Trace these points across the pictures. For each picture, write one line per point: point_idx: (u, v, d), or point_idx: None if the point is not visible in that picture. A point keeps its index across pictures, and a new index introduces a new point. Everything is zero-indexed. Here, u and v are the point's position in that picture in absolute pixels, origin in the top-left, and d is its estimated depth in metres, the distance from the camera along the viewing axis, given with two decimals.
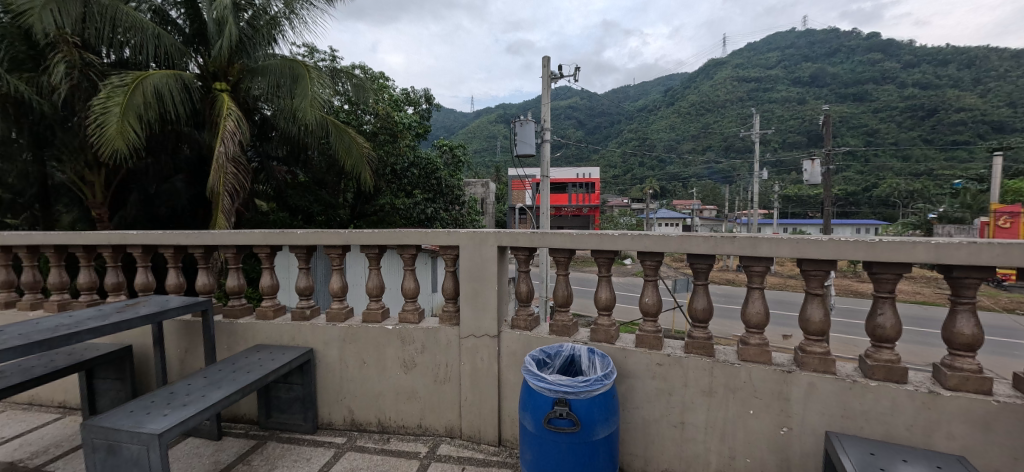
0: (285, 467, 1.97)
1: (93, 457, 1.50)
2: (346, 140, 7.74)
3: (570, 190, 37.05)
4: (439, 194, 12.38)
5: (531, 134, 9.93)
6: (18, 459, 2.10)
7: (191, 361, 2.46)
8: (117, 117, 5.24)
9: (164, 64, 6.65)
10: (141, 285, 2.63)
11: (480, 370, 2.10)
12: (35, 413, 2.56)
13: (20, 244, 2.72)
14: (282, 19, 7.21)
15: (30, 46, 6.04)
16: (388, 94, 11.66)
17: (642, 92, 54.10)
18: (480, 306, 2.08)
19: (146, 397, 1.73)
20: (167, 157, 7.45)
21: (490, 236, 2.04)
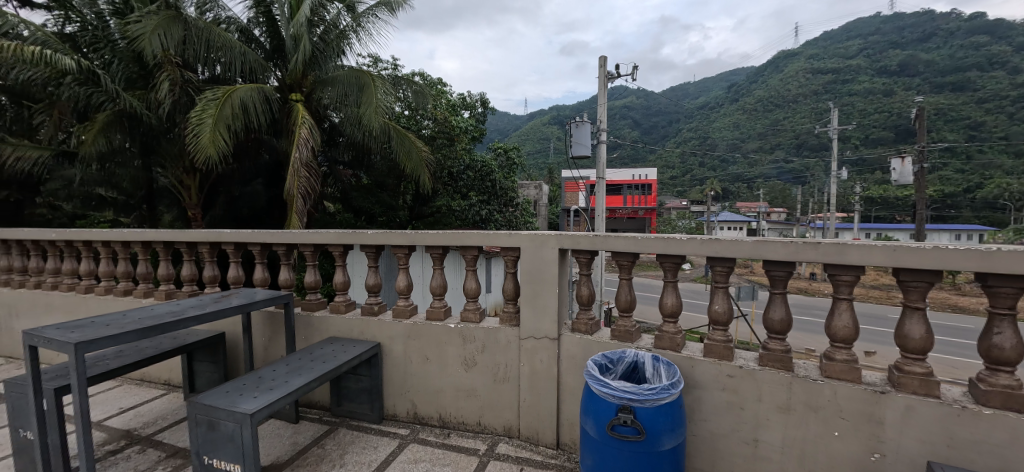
0: (355, 454, 2.09)
1: (195, 430, 1.69)
2: (406, 145, 8.09)
3: (626, 191, 36.15)
4: (493, 196, 12.62)
5: (587, 135, 9.75)
6: (133, 428, 2.41)
7: (273, 349, 2.69)
8: (210, 127, 5.85)
9: (249, 78, 7.33)
10: (234, 278, 2.91)
11: (539, 372, 2.10)
12: (146, 389, 2.92)
13: (136, 240, 3.11)
14: (350, 32, 7.66)
15: (142, 67, 6.86)
16: (445, 99, 12.03)
17: (703, 89, 51.54)
18: (540, 309, 2.08)
19: (238, 380, 1.91)
20: (250, 163, 8.20)
21: (550, 238, 2.04)
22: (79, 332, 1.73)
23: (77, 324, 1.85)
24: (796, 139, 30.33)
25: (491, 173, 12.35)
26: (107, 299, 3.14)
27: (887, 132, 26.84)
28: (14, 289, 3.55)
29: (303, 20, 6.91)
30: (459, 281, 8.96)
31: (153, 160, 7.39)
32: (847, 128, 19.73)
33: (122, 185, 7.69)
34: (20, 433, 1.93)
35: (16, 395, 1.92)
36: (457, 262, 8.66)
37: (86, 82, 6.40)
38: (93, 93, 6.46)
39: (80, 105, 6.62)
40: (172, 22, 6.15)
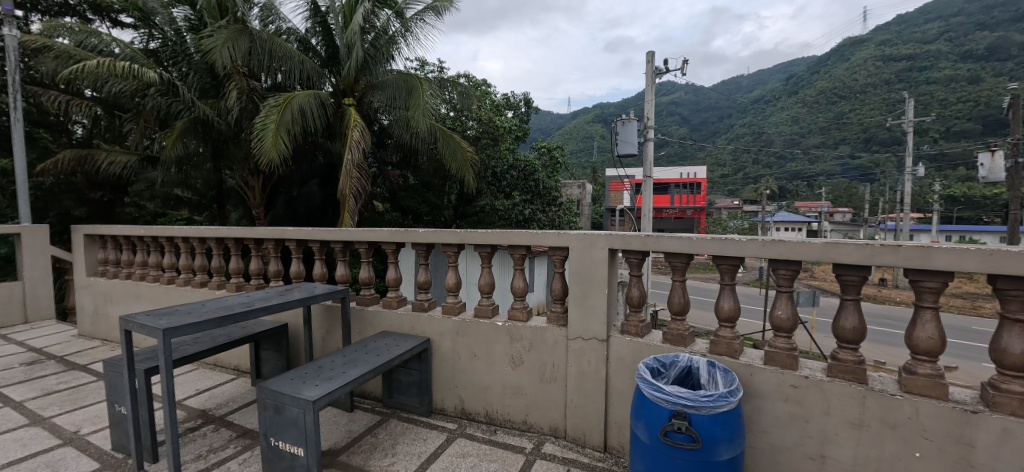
0: (406, 444, 2.16)
1: (263, 414, 1.81)
2: (452, 145, 8.27)
3: (673, 190, 34.94)
4: (537, 196, 12.63)
5: (633, 133, 9.48)
6: (209, 408, 2.62)
7: (330, 341, 2.84)
8: (272, 132, 6.26)
9: (307, 85, 7.77)
10: (296, 273, 3.10)
11: (586, 373, 2.08)
12: (218, 373, 3.18)
13: (211, 237, 3.38)
14: (398, 37, 7.92)
15: (213, 77, 7.50)
16: (489, 100, 12.18)
17: (758, 82, 48.77)
18: (588, 309, 2.06)
19: (300, 368, 2.03)
20: (308, 165, 8.71)
21: (600, 238, 2.02)
22: (165, 319, 1.91)
23: (163, 312, 2.04)
24: (865, 133, 27.99)
25: (535, 172, 12.37)
26: (187, 290, 3.44)
27: (972, 124, 24.08)
28: (109, 279, 3.97)
29: (355, 28, 7.22)
30: (507, 281, 9.06)
31: (223, 163, 8.02)
32: (924, 120, 17.96)
33: (196, 186, 8.38)
34: (115, 408, 2.16)
35: (112, 374, 2.14)
36: (509, 262, 8.78)
37: (167, 93, 7.03)
38: (172, 102, 7.07)
39: (162, 114, 7.28)
40: (238, 35, 6.53)
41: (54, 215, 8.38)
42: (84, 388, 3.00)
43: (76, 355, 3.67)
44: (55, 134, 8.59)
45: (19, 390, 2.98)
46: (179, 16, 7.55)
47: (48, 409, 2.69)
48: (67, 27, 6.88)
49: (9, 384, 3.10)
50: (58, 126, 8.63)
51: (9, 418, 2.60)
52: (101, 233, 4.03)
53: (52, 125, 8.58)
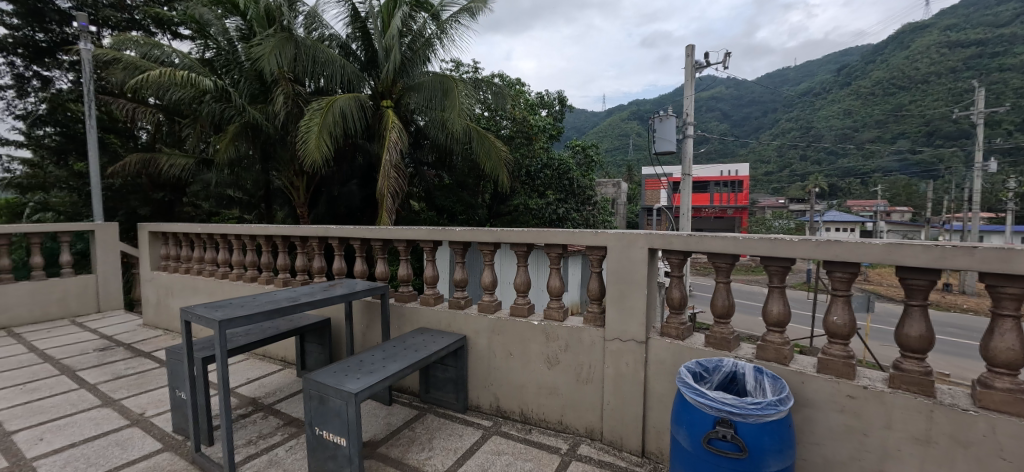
0: (442, 440, 2.19)
1: (308, 404, 1.89)
2: (486, 145, 8.34)
3: (713, 188, 33.72)
4: (571, 195, 12.56)
5: (671, 130, 9.22)
6: (259, 396, 2.77)
7: (370, 337, 2.92)
8: (315, 134, 6.52)
9: (347, 88, 8.03)
10: (338, 269, 3.21)
11: (624, 375, 2.04)
12: (267, 363, 3.34)
13: (261, 234, 3.56)
14: (434, 40, 8.03)
15: (262, 83, 7.88)
16: (524, 99, 12.20)
17: (807, 73, 46.22)
18: (626, 310, 2.02)
19: (343, 362, 2.09)
20: (348, 165, 9.03)
21: (639, 237, 1.97)
22: (220, 311, 2.02)
23: (218, 304, 2.17)
24: (928, 125, 25.94)
25: (569, 171, 12.32)
26: (239, 284, 3.64)
27: None
28: (170, 273, 4.27)
29: (393, 33, 7.40)
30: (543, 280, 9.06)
31: (270, 165, 8.45)
32: (998, 110, 16.41)
33: (246, 186, 8.87)
34: (176, 393, 2.32)
35: (174, 361, 2.30)
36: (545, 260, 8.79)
37: (220, 99, 7.45)
38: (225, 108, 7.48)
39: (216, 119, 7.71)
40: (286, 43, 6.79)
41: (122, 214, 9.10)
42: (148, 374, 3.24)
43: (141, 343, 3.96)
44: (122, 139, 9.33)
45: (92, 373, 3.26)
46: (231, 26, 7.94)
47: (117, 392, 2.92)
48: (134, 40, 7.41)
49: (84, 367, 3.39)
50: (125, 131, 9.37)
51: (84, 399, 2.84)
52: (164, 230, 4.33)
53: (120, 131, 9.32)
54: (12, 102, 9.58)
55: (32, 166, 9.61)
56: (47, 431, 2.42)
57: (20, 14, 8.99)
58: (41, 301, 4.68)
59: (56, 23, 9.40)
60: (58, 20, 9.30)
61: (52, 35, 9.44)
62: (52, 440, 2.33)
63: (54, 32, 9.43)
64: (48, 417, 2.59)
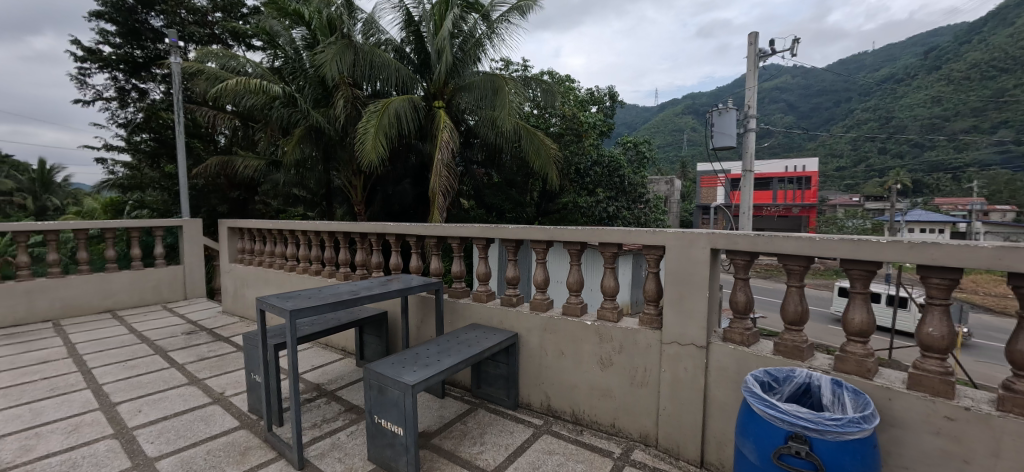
0: (493, 435, 2.22)
1: (368, 393, 1.97)
2: (536, 143, 8.36)
3: (776, 185, 31.52)
4: (622, 192, 12.32)
5: (731, 124, 8.57)
6: (322, 382, 2.94)
7: (424, 330, 3.01)
8: (372, 135, 6.82)
9: (402, 91, 8.31)
10: (395, 265, 3.33)
11: (682, 380, 1.95)
12: (329, 352, 3.55)
13: (324, 230, 3.77)
14: (485, 40, 8.12)
15: (324, 89, 8.33)
16: (574, 95, 12.12)
17: (888, 57, 41.86)
18: (685, 313, 1.93)
19: (400, 354, 2.17)
20: (402, 165, 9.39)
21: (701, 236, 1.87)
22: (291, 302, 2.16)
23: (288, 295, 2.31)
24: None
25: (620, 168, 12.12)
26: (305, 277, 3.88)
27: None
28: (245, 266, 4.64)
29: (445, 34, 7.55)
30: (596, 280, 9.05)
31: (331, 165, 8.96)
32: None
33: (310, 185, 9.47)
34: (251, 376, 2.51)
35: (250, 346, 2.49)
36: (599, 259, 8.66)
37: (288, 104, 7.96)
38: (292, 113, 7.98)
39: (284, 123, 8.25)
40: (346, 49, 7.13)
41: (205, 211, 10.02)
42: (226, 357, 3.54)
43: (221, 328, 4.34)
44: (205, 144, 10.28)
45: (180, 354, 3.61)
46: (297, 36, 8.46)
47: (201, 372, 3.22)
48: (214, 53, 8.11)
49: (173, 348, 3.77)
50: (207, 136, 10.31)
51: (173, 377, 3.15)
52: (241, 226, 4.72)
53: (203, 136, 10.26)
54: (116, 112, 10.86)
55: (131, 169, 10.77)
56: (144, 404, 2.71)
57: (123, 33, 10.29)
58: (138, 288, 5.25)
59: (151, 40, 10.56)
60: (153, 37, 10.48)
61: (148, 51, 10.57)
62: (149, 413, 2.60)
63: (149, 49, 10.55)
64: (144, 392, 2.90)
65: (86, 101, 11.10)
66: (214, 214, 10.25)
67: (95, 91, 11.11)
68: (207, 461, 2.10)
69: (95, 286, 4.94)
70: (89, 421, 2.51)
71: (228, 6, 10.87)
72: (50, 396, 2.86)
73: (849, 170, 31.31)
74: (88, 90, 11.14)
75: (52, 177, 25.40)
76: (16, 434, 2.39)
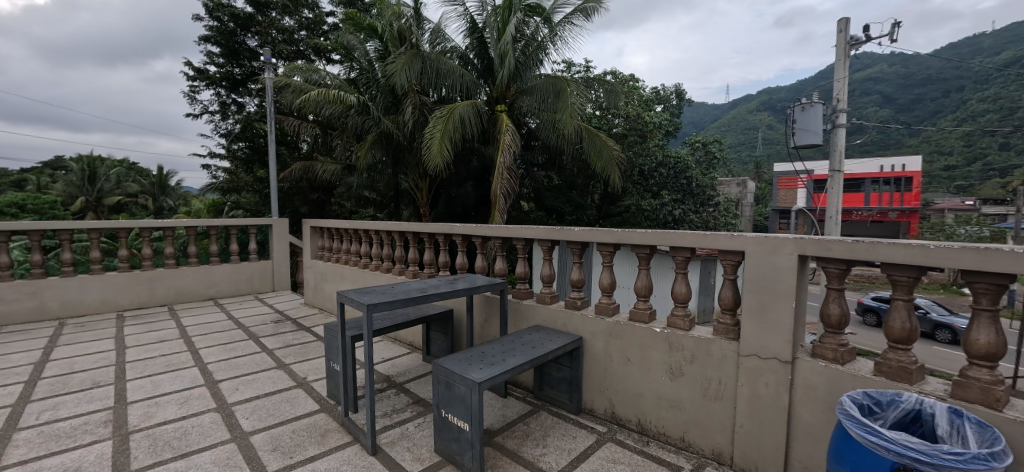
0: (556, 439, 2.20)
1: (436, 388, 2.04)
2: (598, 145, 8.27)
3: (869, 187, 28.26)
4: (689, 194, 11.82)
5: (816, 120, 7.59)
6: (392, 374, 3.10)
7: (488, 329, 3.07)
8: (438, 139, 7.08)
9: (466, 96, 8.54)
10: (461, 264, 3.42)
11: (761, 397, 1.82)
12: (398, 346, 3.73)
13: (395, 231, 3.97)
14: (547, 43, 8.14)
15: (394, 96, 8.76)
16: (637, 95, 11.81)
17: (1014, 37, 36.14)
18: (767, 325, 1.80)
19: (466, 352, 2.22)
20: (465, 168, 9.70)
21: (788, 241, 1.72)
22: (367, 296, 2.30)
23: (364, 291, 2.45)
24: None
25: (687, 169, 11.65)
26: (378, 274, 4.11)
27: None
28: (325, 261, 5.03)
29: (508, 39, 7.62)
30: (667, 286, 8.80)
31: (400, 169, 9.46)
32: None
33: (380, 187, 10.08)
34: (330, 364, 2.70)
35: (330, 337, 2.68)
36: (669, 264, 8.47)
37: (362, 112, 8.50)
38: (365, 120, 8.51)
39: (358, 130, 8.81)
40: (414, 59, 7.47)
41: (289, 212, 11.01)
42: (308, 345, 3.85)
43: (303, 319, 4.73)
44: (290, 150, 11.29)
45: (270, 340, 3.98)
46: (371, 49, 8.99)
47: (287, 358, 3.53)
48: (300, 68, 8.89)
49: (264, 335, 4.16)
50: (292, 143, 11.32)
51: (264, 361, 3.47)
52: (322, 225, 5.12)
53: (289, 143, 11.26)
54: (219, 123, 12.24)
55: (230, 174, 12.05)
56: (240, 384, 3.02)
57: (225, 54, 11.54)
58: (235, 279, 5.87)
59: (248, 58, 11.78)
60: (249, 56, 11.69)
61: (245, 68, 11.81)
62: (245, 391, 2.90)
63: (246, 66, 11.78)
64: (241, 372, 3.24)
65: (196, 114, 12.64)
66: (297, 214, 11.22)
67: (202, 105, 12.61)
68: (293, 440, 2.29)
69: (201, 277, 5.59)
70: (197, 396, 2.84)
71: (312, 24, 11.92)
72: (166, 371, 3.28)
73: (961, 169, 27.45)
74: (196, 105, 12.64)
75: (169, 181, 29.24)
76: (141, 402, 2.76)
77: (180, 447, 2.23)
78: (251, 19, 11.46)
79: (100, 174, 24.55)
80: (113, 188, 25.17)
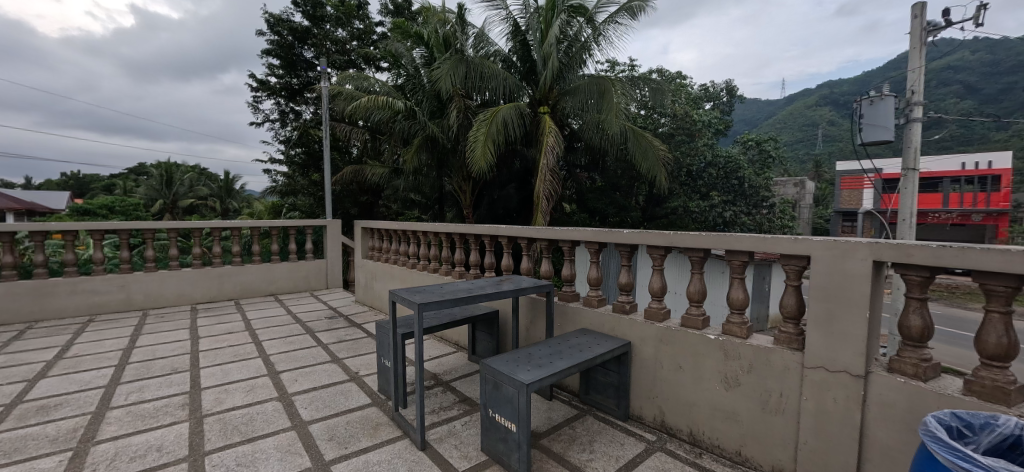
0: (603, 445, 2.16)
1: (484, 387, 2.07)
2: (643, 145, 8.09)
3: (947, 187, 25.05)
4: (741, 195, 11.31)
5: (888, 113, 6.87)
6: (439, 372, 3.18)
7: (533, 331, 3.07)
8: (481, 143, 7.18)
9: (509, 99, 8.61)
10: (507, 266, 3.45)
11: (829, 413, 1.70)
12: (444, 345, 3.82)
13: (443, 232, 4.07)
14: (591, 42, 8.06)
15: (439, 101, 8.97)
16: (685, 93, 11.45)
17: None
18: (837, 336, 1.68)
19: (513, 353, 2.23)
20: (508, 170, 9.82)
21: (861, 246, 1.60)
22: (418, 295, 2.36)
23: (415, 290, 2.52)
24: None
25: (738, 169, 11.17)
26: (425, 274, 4.23)
27: None
28: (375, 261, 5.24)
29: (552, 41, 7.60)
30: (722, 294, 8.53)
31: (444, 172, 9.68)
32: None
33: (425, 190, 10.36)
34: (382, 360, 2.80)
35: (381, 334, 2.78)
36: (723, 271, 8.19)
37: (409, 117, 8.76)
38: (412, 125, 8.76)
39: (405, 135, 9.08)
40: (459, 64, 7.59)
41: (340, 214, 11.57)
42: (359, 341, 4.02)
43: (355, 315, 4.95)
44: (342, 154, 11.86)
45: (325, 335, 4.19)
46: (417, 55, 9.26)
47: (340, 352, 3.70)
48: (351, 77, 9.32)
49: (320, 330, 4.39)
50: (343, 148, 11.89)
51: (320, 354, 3.66)
52: (372, 226, 5.34)
53: (340, 148, 11.83)
54: (278, 131, 13.05)
55: (287, 178, 12.83)
56: (299, 375, 3.20)
57: (284, 66, 12.28)
58: (294, 276, 6.24)
59: (305, 69, 12.49)
60: (306, 67, 12.40)
61: (301, 78, 12.50)
62: (303, 382, 3.07)
63: (303, 77, 12.48)
64: (300, 364, 3.43)
65: (258, 122, 13.56)
66: (348, 216, 11.76)
67: (264, 114, 13.49)
68: (348, 431, 2.40)
69: (263, 274, 5.98)
70: (261, 385, 3.04)
71: (362, 35, 12.48)
72: (233, 361, 3.53)
73: None
74: (259, 114, 13.54)
75: (235, 185, 31.60)
76: (212, 388, 3.00)
77: (247, 432, 2.40)
78: (308, 32, 12.16)
79: (176, 179, 26.92)
80: (186, 192, 27.55)
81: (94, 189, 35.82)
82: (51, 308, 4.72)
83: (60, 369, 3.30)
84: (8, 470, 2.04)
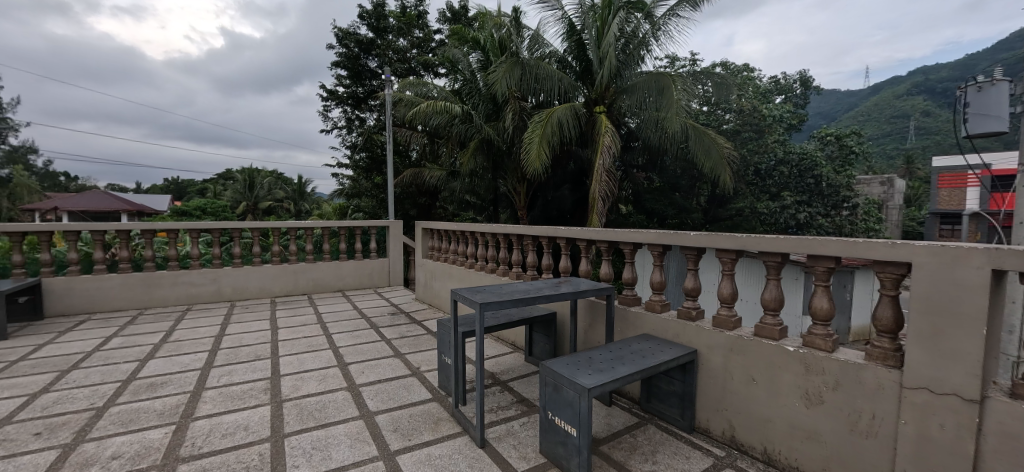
0: (667, 457, 2.07)
1: (544, 389, 2.06)
2: (705, 143, 7.71)
3: None
4: (818, 195, 10.41)
5: None
6: (496, 372, 3.21)
7: (591, 334, 3.02)
8: (536, 144, 7.17)
9: (564, 99, 8.53)
10: (564, 268, 3.42)
11: (933, 441, 1.51)
12: (500, 344, 3.86)
13: (500, 233, 4.12)
14: (649, 37, 7.83)
15: (495, 103, 9.10)
16: (752, 87, 10.77)
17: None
18: (945, 354, 1.49)
19: (572, 356, 2.21)
20: (562, 171, 9.76)
21: (976, 252, 1.40)
22: (478, 295, 2.41)
23: (475, 289, 2.57)
24: None
25: (815, 167, 10.30)
26: (483, 274, 4.31)
27: None
28: (434, 260, 5.42)
29: (610, 39, 7.45)
30: (801, 304, 7.89)
31: (499, 174, 9.81)
32: None
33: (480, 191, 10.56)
34: (442, 358, 2.89)
35: (442, 331, 2.87)
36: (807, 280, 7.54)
37: (466, 120, 8.94)
38: (469, 128, 8.94)
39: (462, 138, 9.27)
40: (514, 67, 7.63)
41: (400, 215, 12.08)
42: (419, 338, 4.17)
43: (415, 313, 5.14)
44: (402, 158, 12.38)
45: (388, 331, 4.39)
46: (473, 60, 9.47)
47: (402, 348, 3.86)
48: (411, 84, 9.70)
49: (383, 325, 4.61)
50: (403, 152, 12.41)
51: (384, 349, 3.84)
52: (432, 227, 5.53)
53: (401, 152, 12.34)
54: (344, 137, 13.85)
55: (352, 180, 13.60)
56: (365, 368, 3.38)
57: (351, 76, 13.04)
58: (359, 273, 6.60)
59: (369, 78, 13.18)
60: (370, 76, 13.09)
61: (366, 87, 13.23)
62: (369, 375, 3.24)
63: (367, 85, 13.21)
64: (366, 358, 3.62)
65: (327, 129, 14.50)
66: (407, 217, 12.25)
67: (333, 122, 14.41)
68: (411, 423, 2.50)
69: (332, 271, 6.39)
70: (332, 375, 3.25)
71: (422, 42, 12.98)
72: (307, 351, 3.80)
73: None
74: (328, 121, 14.48)
75: (307, 188, 33.99)
76: (290, 375, 3.24)
77: (320, 418, 2.57)
78: (373, 43, 12.84)
79: (257, 183, 29.53)
80: (265, 195, 30.04)
81: (189, 192, 40.15)
82: (157, 297, 5.34)
83: (164, 352, 3.72)
84: (126, 438, 2.33)
